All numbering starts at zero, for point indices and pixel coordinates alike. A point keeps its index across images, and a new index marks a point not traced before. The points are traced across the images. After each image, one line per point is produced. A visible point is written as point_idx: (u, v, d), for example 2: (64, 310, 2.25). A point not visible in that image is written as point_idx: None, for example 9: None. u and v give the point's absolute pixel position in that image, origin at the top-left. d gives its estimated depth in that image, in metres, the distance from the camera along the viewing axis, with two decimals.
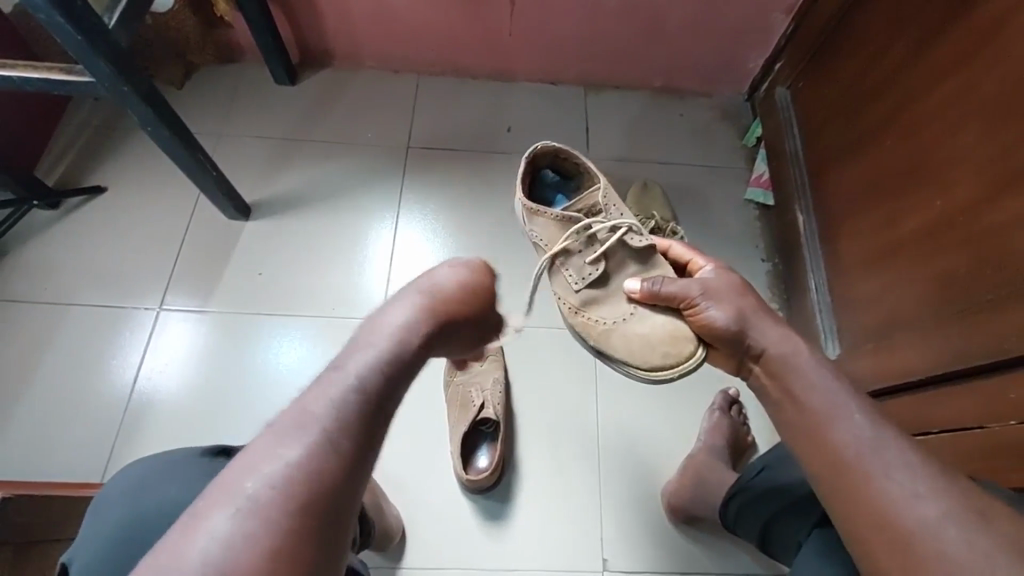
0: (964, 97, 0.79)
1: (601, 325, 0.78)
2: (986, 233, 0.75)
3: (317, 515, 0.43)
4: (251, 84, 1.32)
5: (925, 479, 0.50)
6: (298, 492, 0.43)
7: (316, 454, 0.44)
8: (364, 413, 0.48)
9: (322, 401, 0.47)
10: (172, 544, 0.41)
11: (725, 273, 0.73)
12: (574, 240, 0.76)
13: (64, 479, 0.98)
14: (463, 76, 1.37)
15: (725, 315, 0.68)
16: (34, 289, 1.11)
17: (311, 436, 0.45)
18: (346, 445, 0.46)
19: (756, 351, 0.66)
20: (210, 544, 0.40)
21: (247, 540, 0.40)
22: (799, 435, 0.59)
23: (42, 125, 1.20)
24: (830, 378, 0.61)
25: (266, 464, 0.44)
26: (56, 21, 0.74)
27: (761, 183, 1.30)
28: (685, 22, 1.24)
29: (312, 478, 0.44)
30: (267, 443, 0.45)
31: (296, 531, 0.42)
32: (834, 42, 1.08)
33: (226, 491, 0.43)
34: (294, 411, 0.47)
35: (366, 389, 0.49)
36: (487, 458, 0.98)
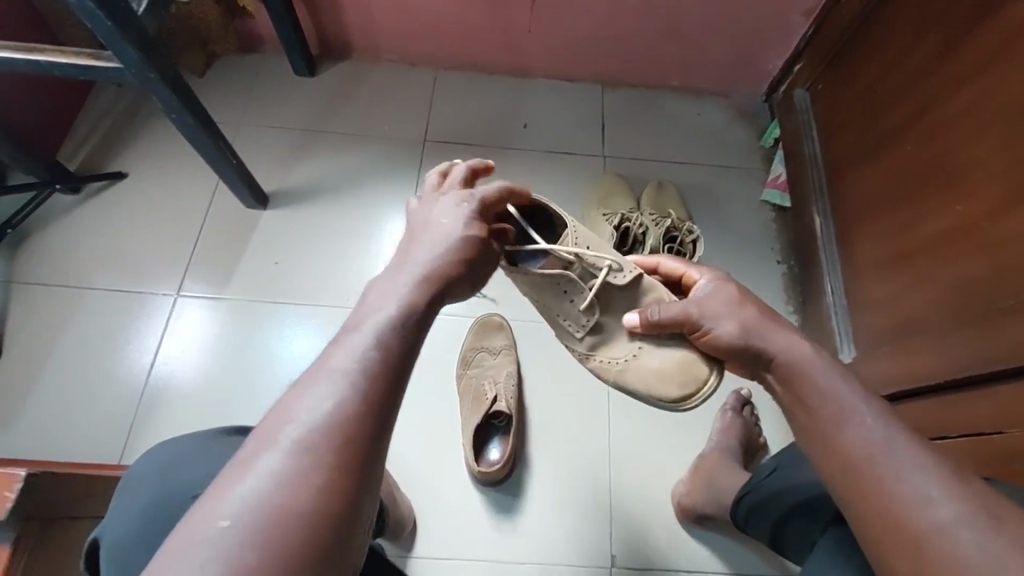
0: (986, 102, 0.78)
1: (615, 367, 0.77)
2: (1007, 239, 0.74)
3: (364, 451, 0.42)
4: (271, 74, 1.33)
5: (937, 482, 0.49)
6: (346, 436, 0.42)
7: (355, 399, 0.44)
8: (398, 356, 0.47)
9: (348, 353, 0.46)
10: (213, 498, 0.40)
11: (721, 285, 0.71)
12: (564, 295, 0.75)
13: (82, 460, 0.99)
14: (481, 71, 1.37)
15: (730, 329, 0.67)
16: (55, 272, 1.12)
17: (349, 381, 0.44)
18: (385, 385, 0.45)
19: (767, 359, 0.64)
20: (255, 492, 0.39)
21: (302, 479, 0.40)
22: (808, 439, 0.58)
23: (65, 111, 1.21)
24: (838, 379, 0.59)
25: (300, 416, 0.43)
26: (88, 7, 0.75)
27: (778, 184, 1.29)
28: (705, 21, 1.24)
29: (353, 425, 0.43)
30: (305, 390, 0.44)
31: (339, 482, 0.41)
32: (855, 44, 1.07)
33: (262, 443, 0.42)
34: (327, 358, 0.46)
35: (392, 340, 0.48)
36: (499, 451, 0.99)
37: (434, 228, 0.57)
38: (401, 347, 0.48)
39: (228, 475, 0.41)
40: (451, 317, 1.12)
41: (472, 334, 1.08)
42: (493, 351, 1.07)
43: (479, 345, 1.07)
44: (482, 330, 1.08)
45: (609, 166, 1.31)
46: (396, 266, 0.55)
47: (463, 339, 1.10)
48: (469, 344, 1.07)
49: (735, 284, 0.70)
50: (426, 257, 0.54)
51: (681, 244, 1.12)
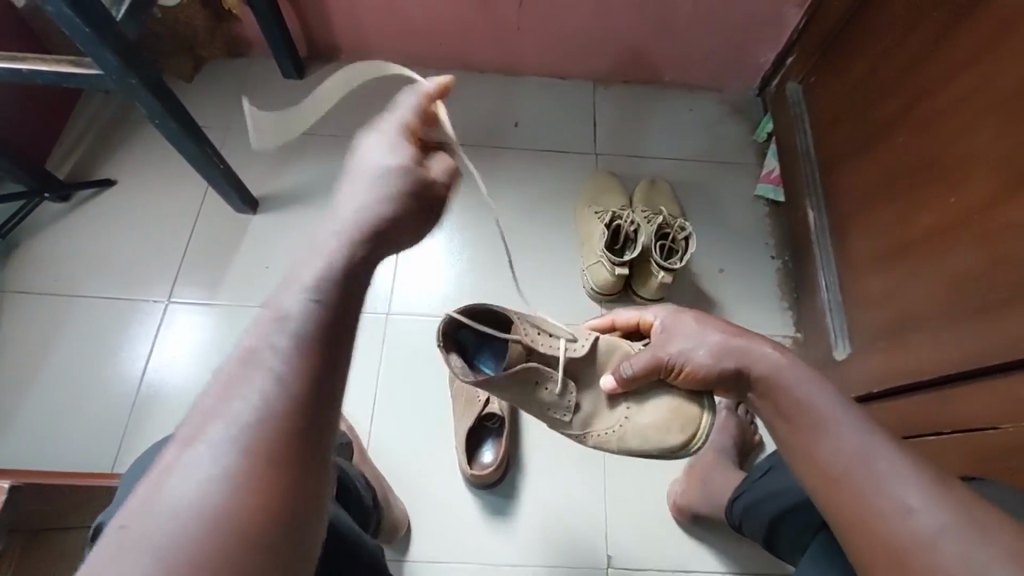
0: (981, 92, 0.77)
1: (613, 438, 0.77)
2: (999, 231, 0.73)
3: (293, 444, 0.39)
4: (260, 78, 1.33)
5: (918, 489, 0.48)
6: (270, 429, 0.39)
7: (281, 391, 0.40)
8: (320, 343, 0.42)
9: (264, 337, 0.42)
10: (143, 501, 0.37)
11: (678, 318, 0.71)
12: (534, 386, 0.74)
13: (74, 468, 0.99)
14: (471, 70, 1.36)
15: (703, 356, 0.67)
16: (46, 280, 1.12)
17: (269, 371, 0.41)
18: (305, 376, 0.41)
19: (749, 375, 0.63)
20: (184, 489, 0.36)
21: (223, 482, 0.37)
22: (788, 447, 0.57)
23: (53, 119, 1.21)
24: (814, 383, 0.59)
25: (222, 414, 0.39)
26: (66, 14, 0.75)
27: (772, 179, 1.28)
28: (695, 16, 1.23)
29: (279, 421, 0.39)
30: (227, 384, 0.41)
31: (263, 483, 0.37)
32: (846, 36, 1.06)
33: (191, 433, 0.39)
34: (245, 351, 0.42)
35: (324, 308, 0.44)
36: (493, 454, 0.98)
37: (353, 196, 0.51)
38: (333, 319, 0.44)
39: (158, 475, 0.38)
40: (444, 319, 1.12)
41: None
42: None
43: None
44: None
45: (601, 164, 1.30)
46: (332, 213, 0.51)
47: None
48: None
49: (688, 310, 0.72)
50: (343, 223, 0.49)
51: (673, 241, 1.11)
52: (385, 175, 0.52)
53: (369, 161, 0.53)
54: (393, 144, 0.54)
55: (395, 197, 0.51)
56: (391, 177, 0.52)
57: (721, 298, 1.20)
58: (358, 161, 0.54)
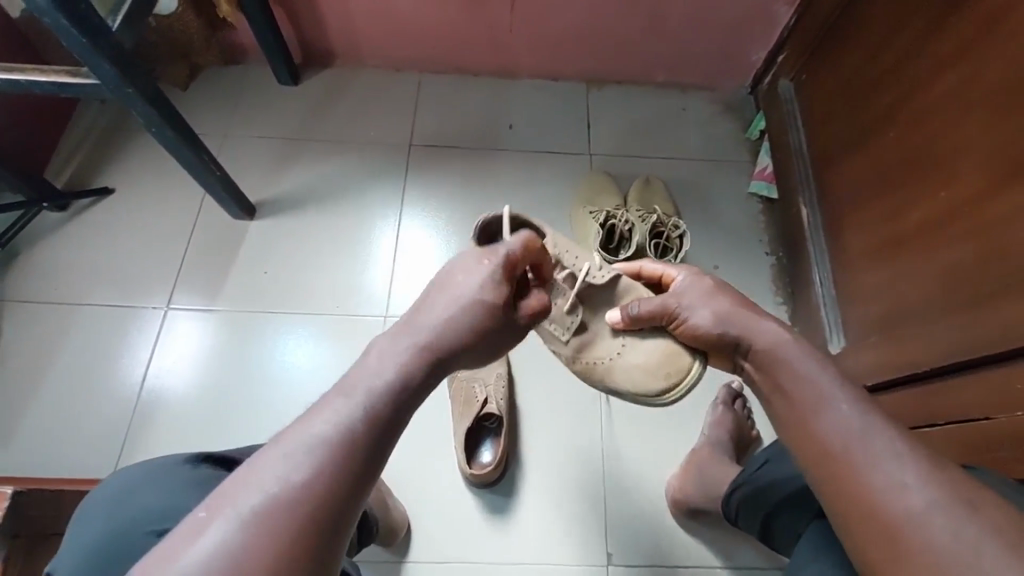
0: (968, 85, 0.78)
1: (600, 366, 0.77)
2: (993, 222, 0.74)
3: (313, 535, 0.42)
4: (255, 85, 1.34)
5: (912, 469, 0.48)
6: (297, 517, 0.42)
7: (316, 482, 0.43)
8: (365, 442, 0.46)
9: (327, 423, 0.46)
10: (174, 546, 0.40)
11: (696, 278, 0.72)
12: (544, 295, 0.76)
13: (75, 476, 1.00)
14: (465, 73, 1.37)
15: (705, 318, 0.68)
16: (45, 289, 1.13)
17: (313, 456, 0.44)
18: (342, 470, 0.45)
19: (744, 347, 0.65)
20: (205, 560, 0.39)
21: (242, 562, 0.40)
22: (788, 428, 0.58)
23: (51, 129, 1.22)
24: (813, 365, 0.59)
25: (264, 483, 0.43)
26: (61, 25, 0.76)
27: (765, 176, 1.29)
28: (686, 15, 1.24)
29: (307, 509, 0.42)
30: (272, 455, 0.44)
31: (277, 566, 0.40)
32: (837, 32, 1.07)
33: (225, 501, 0.42)
34: (296, 428, 0.46)
35: (379, 412, 0.48)
36: (491, 453, 0.99)
37: (434, 312, 0.55)
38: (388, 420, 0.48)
39: (194, 524, 0.41)
40: None
41: None
42: None
43: None
44: None
45: (596, 164, 1.31)
46: (408, 321, 0.54)
47: None
48: None
49: (707, 274, 0.72)
50: (433, 321, 0.54)
51: (668, 240, 1.12)
52: (469, 300, 0.55)
53: (459, 286, 0.56)
54: (483, 269, 0.57)
55: (468, 325, 0.55)
56: (470, 311, 0.55)
57: None
58: (447, 283, 0.57)
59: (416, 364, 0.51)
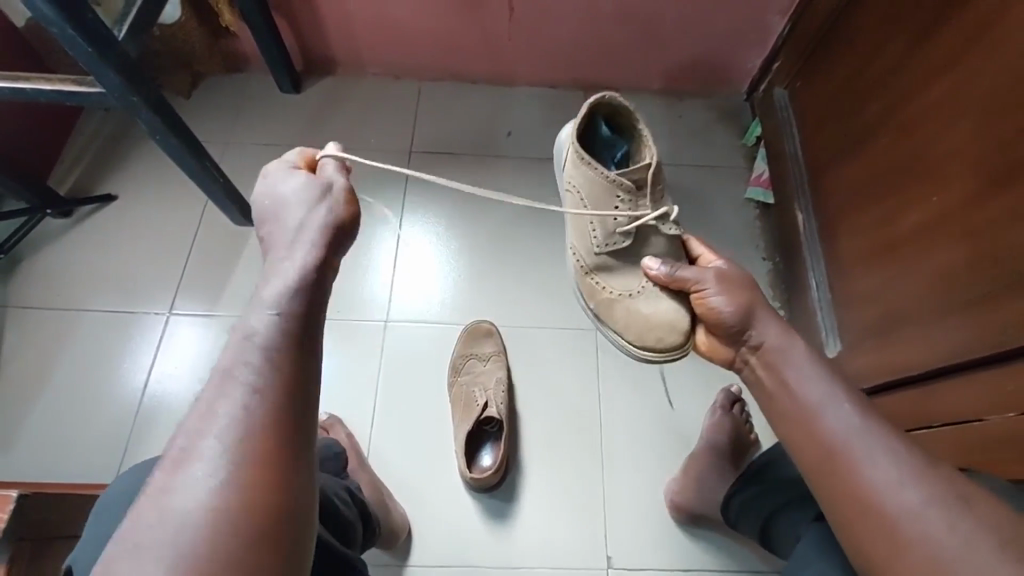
0: (957, 93, 0.80)
1: (608, 292, 0.77)
2: (985, 226, 0.75)
3: (276, 446, 0.46)
4: (256, 93, 1.35)
5: (910, 469, 0.52)
6: (250, 435, 0.46)
7: (255, 405, 0.47)
8: (289, 354, 0.50)
9: (242, 352, 0.49)
10: (151, 497, 0.44)
11: (737, 270, 0.72)
12: (609, 204, 0.72)
13: (77, 481, 1.00)
14: (464, 81, 1.39)
15: (725, 305, 0.68)
16: (48, 295, 1.14)
17: (244, 387, 0.48)
18: (279, 386, 0.48)
19: (755, 343, 0.68)
20: (182, 495, 0.44)
21: (216, 489, 0.44)
22: (788, 424, 0.61)
23: (54, 137, 1.23)
24: (811, 370, 0.62)
25: (209, 424, 0.46)
26: (69, 35, 0.77)
27: (761, 182, 1.31)
28: (682, 24, 1.26)
29: (259, 425, 0.46)
30: (210, 398, 0.48)
31: (253, 481, 0.44)
32: (830, 41, 1.09)
33: (184, 452, 0.46)
34: (222, 370, 0.49)
35: (288, 324, 0.51)
36: (491, 458, 1.00)
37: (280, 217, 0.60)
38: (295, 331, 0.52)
39: (162, 473, 0.45)
40: (442, 326, 1.13)
41: (462, 341, 1.09)
42: (483, 357, 1.07)
43: (470, 352, 1.08)
44: (471, 337, 1.09)
45: None
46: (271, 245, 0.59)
47: (453, 347, 1.11)
48: (459, 351, 1.08)
49: (747, 272, 0.72)
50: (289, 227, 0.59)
51: None
52: (315, 216, 0.59)
53: (285, 193, 0.61)
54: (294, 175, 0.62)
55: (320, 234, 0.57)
56: (309, 200, 0.60)
57: None
58: (275, 198, 0.61)
59: (302, 268, 0.55)
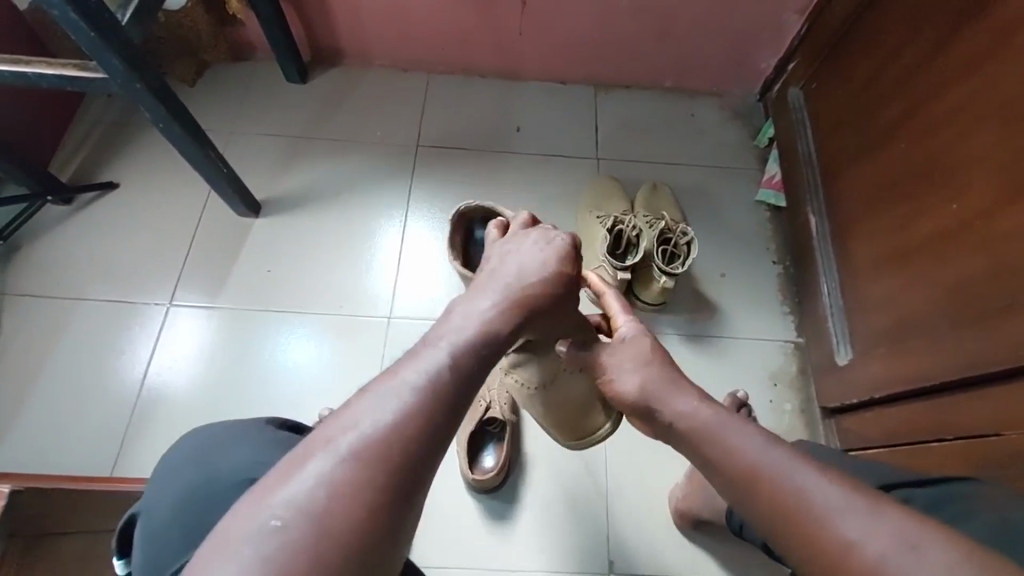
0: (979, 98, 0.77)
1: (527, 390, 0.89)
2: (1003, 237, 0.73)
3: (408, 467, 0.41)
4: (262, 81, 1.33)
5: (860, 521, 0.45)
6: (391, 452, 0.41)
7: (408, 419, 0.43)
8: (458, 388, 0.46)
9: (418, 368, 0.46)
10: (252, 503, 0.39)
11: (640, 337, 0.67)
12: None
13: (74, 471, 0.99)
14: (473, 74, 1.37)
15: (630, 387, 0.64)
16: (49, 283, 1.12)
17: (406, 400, 0.43)
18: (437, 409, 0.44)
19: (663, 422, 0.61)
20: (308, 490, 0.39)
21: (346, 495, 0.39)
22: (733, 500, 0.53)
23: (56, 121, 1.21)
24: (738, 430, 0.55)
25: (359, 422, 0.42)
26: (70, 18, 0.75)
27: (773, 184, 1.28)
28: (696, 21, 1.23)
29: (401, 445, 0.42)
30: (364, 399, 0.43)
31: (377, 497, 0.40)
32: (848, 41, 1.06)
33: (324, 441, 0.41)
34: (390, 371, 0.45)
35: (460, 364, 0.47)
36: (493, 458, 0.98)
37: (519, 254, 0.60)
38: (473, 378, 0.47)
39: (275, 476, 0.40)
40: None
41: None
42: None
43: None
44: None
45: (603, 169, 1.31)
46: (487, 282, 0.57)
47: None
48: None
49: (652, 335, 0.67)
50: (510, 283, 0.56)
51: (675, 246, 1.12)
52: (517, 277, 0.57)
53: (530, 252, 0.60)
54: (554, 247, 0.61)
55: (537, 290, 0.57)
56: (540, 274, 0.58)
57: (722, 303, 1.20)
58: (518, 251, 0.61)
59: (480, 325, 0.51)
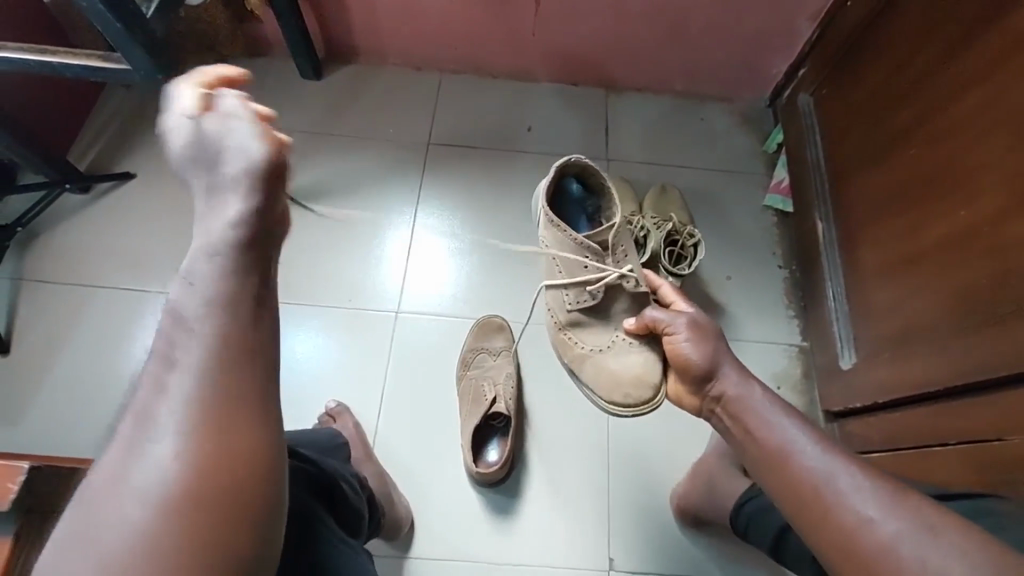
0: (990, 106, 0.78)
1: (580, 348, 0.88)
2: (1009, 244, 0.74)
3: (229, 425, 0.47)
4: (278, 77, 1.35)
5: (877, 504, 0.52)
6: (200, 421, 0.46)
7: (204, 387, 0.47)
8: (240, 341, 0.49)
9: (188, 337, 0.48)
10: (95, 500, 0.44)
11: (704, 317, 0.78)
12: (578, 263, 0.83)
13: (84, 455, 1.01)
14: (485, 74, 1.38)
15: (692, 350, 0.74)
16: (66, 269, 1.14)
17: (192, 372, 0.47)
18: (232, 375, 0.48)
19: (717, 394, 0.72)
20: (135, 473, 0.44)
21: (174, 465, 0.45)
22: (762, 471, 0.63)
23: (76, 112, 1.23)
24: (780, 416, 0.65)
25: (166, 404, 0.46)
26: (97, 8, 0.77)
27: (781, 189, 1.29)
28: (708, 26, 1.24)
29: (205, 410, 0.46)
30: (162, 383, 0.47)
31: (203, 460, 0.45)
32: (859, 47, 1.07)
33: (136, 431, 0.46)
34: (165, 352, 0.49)
35: (219, 309, 0.50)
36: (498, 452, 1.00)
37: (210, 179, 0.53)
38: (245, 334, 0.49)
39: (107, 474, 0.46)
40: (453, 317, 1.13)
41: (473, 334, 1.08)
42: (493, 352, 1.07)
43: (479, 346, 1.07)
44: (483, 331, 1.08)
45: (612, 170, 1.32)
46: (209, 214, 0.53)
47: (464, 340, 1.11)
48: (469, 345, 1.08)
49: (713, 319, 0.77)
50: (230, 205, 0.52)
51: (682, 248, 1.13)
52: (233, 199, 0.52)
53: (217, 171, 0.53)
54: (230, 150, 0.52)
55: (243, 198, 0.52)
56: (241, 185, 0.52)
57: (727, 306, 1.21)
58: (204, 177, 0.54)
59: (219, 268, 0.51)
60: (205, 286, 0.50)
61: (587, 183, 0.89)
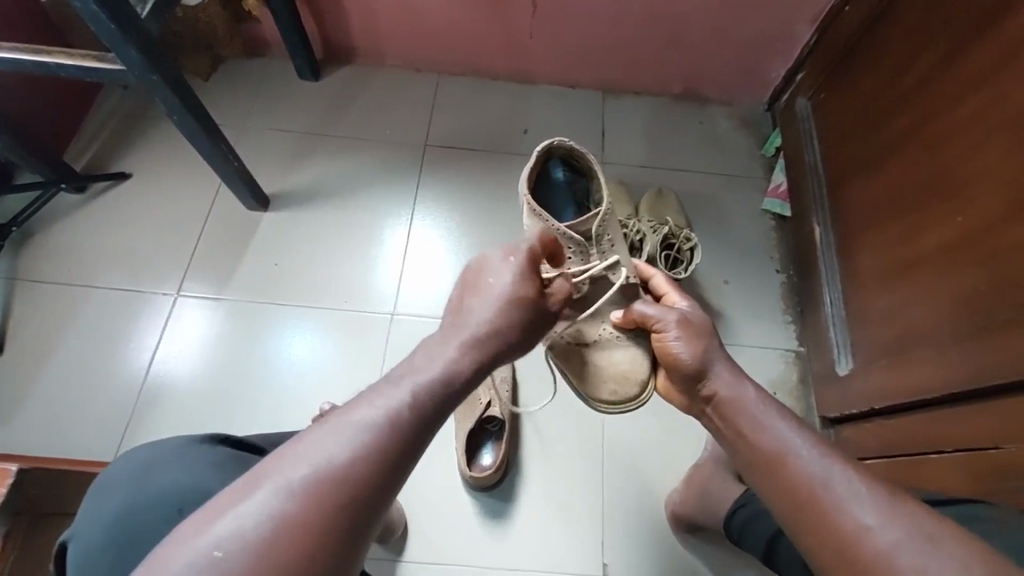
0: (988, 112, 0.78)
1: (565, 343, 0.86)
2: (1007, 251, 0.73)
3: (352, 509, 0.46)
4: (275, 77, 1.35)
5: (873, 510, 0.52)
6: (332, 490, 0.46)
7: (353, 461, 0.47)
8: (399, 434, 0.50)
9: (369, 409, 0.51)
10: (182, 539, 0.43)
11: (696, 312, 0.79)
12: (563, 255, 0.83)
13: (76, 456, 1.00)
14: (483, 77, 1.38)
15: (682, 350, 0.74)
16: (60, 269, 1.14)
17: (352, 442, 0.48)
18: (378, 457, 0.48)
19: (708, 395, 0.71)
20: (243, 523, 0.43)
21: (281, 529, 0.43)
22: (755, 475, 0.62)
23: (72, 111, 1.23)
24: (774, 417, 0.64)
25: (308, 458, 0.47)
26: (91, 10, 0.77)
27: (779, 193, 1.29)
28: (706, 30, 1.24)
29: (342, 482, 0.46)
30: (315, 436, 0.48)
31: (313, 535, 0.44)
32: (858, 52, 1.06)
33: (261, 477, 0.46)
34: (337, 416, 0.50)
35: (418, 407, 0.52)
36: (492, 457, 0.99)
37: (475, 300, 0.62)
38: (395, 417, 0.51)
39: (213, 510, 0.44)
40: None
41: None
42: None
43: None
44: None
45: (609, 173, 1.31)
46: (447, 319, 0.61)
47: None
48: None
49: (706, 312, 0.78)
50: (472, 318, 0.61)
51: (678, 252, 1.13)
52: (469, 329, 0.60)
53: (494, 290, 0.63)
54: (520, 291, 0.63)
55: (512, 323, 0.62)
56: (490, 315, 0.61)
57: (724, 310, 1.20)
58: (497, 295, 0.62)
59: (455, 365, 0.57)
60: (420, 383, 0.54)
61: (572, 166, 0.90)
